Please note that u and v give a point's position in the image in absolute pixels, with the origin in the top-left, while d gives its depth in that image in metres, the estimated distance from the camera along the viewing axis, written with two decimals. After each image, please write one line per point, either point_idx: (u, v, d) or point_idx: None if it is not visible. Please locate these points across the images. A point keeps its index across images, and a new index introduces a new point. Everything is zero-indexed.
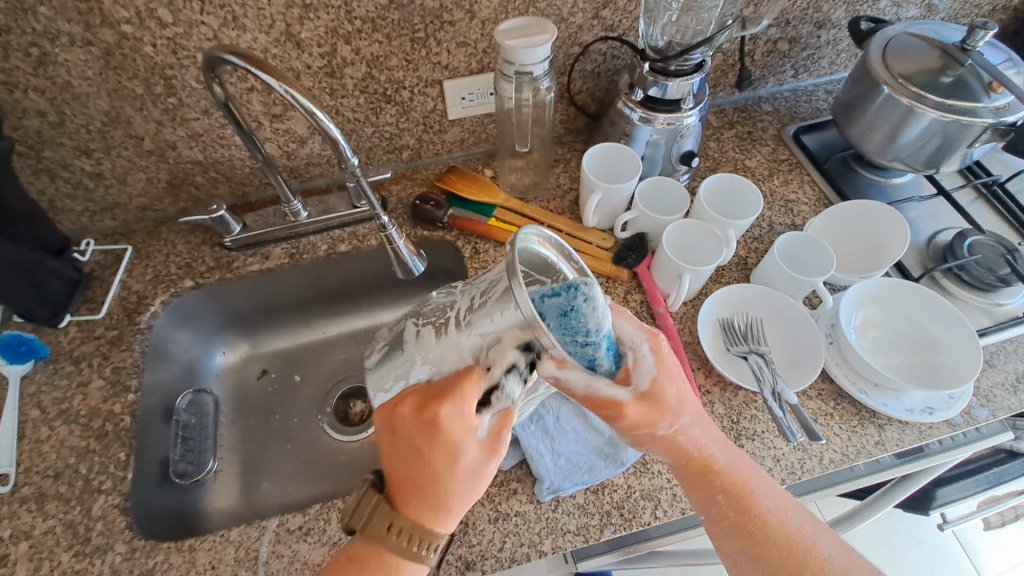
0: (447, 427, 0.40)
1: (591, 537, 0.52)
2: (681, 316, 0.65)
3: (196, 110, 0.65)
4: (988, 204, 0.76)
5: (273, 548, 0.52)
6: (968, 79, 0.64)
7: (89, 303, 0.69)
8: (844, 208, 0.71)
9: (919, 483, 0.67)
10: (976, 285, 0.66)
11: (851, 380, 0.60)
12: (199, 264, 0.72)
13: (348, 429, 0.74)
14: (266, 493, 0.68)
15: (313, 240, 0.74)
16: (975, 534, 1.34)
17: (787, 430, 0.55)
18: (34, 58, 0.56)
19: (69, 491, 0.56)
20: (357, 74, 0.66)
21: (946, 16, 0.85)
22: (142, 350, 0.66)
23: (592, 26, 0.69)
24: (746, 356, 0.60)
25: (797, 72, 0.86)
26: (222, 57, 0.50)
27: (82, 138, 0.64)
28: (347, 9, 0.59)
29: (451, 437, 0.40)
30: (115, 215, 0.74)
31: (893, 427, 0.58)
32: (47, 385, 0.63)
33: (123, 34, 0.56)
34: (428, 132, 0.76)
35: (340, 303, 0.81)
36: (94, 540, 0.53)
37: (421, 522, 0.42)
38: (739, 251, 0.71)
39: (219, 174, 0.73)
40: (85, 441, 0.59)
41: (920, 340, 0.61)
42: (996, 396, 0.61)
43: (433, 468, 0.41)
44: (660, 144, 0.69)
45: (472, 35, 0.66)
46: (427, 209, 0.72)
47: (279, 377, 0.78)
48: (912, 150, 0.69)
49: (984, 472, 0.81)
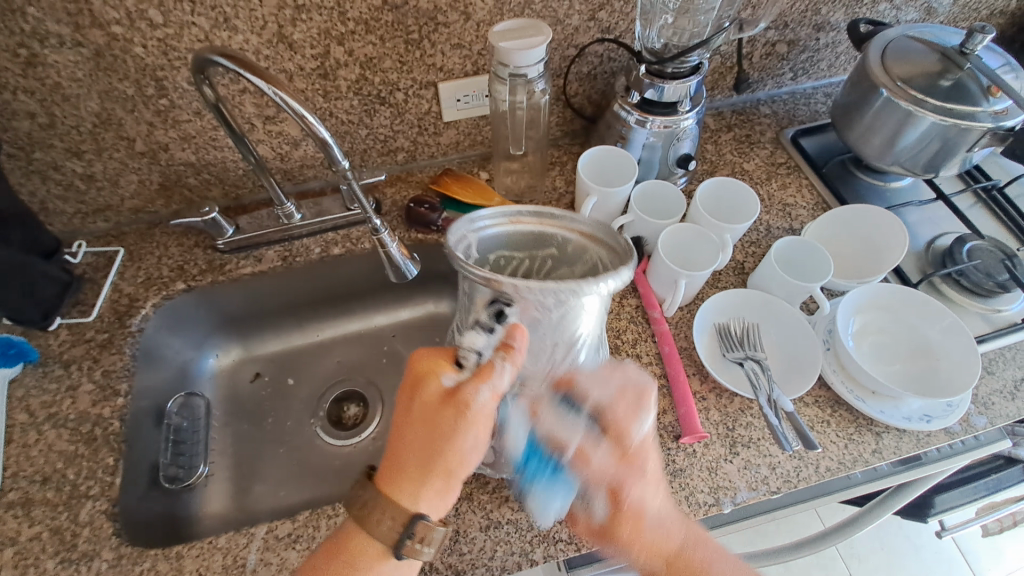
0: (418, 380, 0.45)
1: (583, 546, 0.52)
2: (677, 321, 0.65)
3: (188, 112, 0.64)
4: (988, 209, 0.75)
5: (261, 556, 0.52)
6: (967, 83, 0.63)
7: (80, 306, 0.68)
8: (842, 213, 0.70)
9: (918, 491, 0.66)
10: (975, 291, 0.66)
11: (848, 387, 0.59)
12: (191, 267, 0.72)
13: (340, 434, 0.73)
14: (258, 497, 0.68)
15: (306, 242, 0.74)
16: (973, 539, 1.33)
17: (782, 437, 0.55)
18: (22, 59, 0.56)
19: (57, 496, 0.55)
20: (350, 75, 0.65)
21: (945, 19, 0.85)
22: (133, 353, 0.65)
23: (588, 28, 0.68)
24: (743, 362, 0.59)
25: (796, 75, 0.85)
26: (211, 59, 0.49)
27: (73, 139, 0.64)
28: (340, 10, 0.59)
29: (419, 388, 0.45)
30: (107, 217, 0.74)
31: (890, 435, 0.57)
32: (36, 388, 0.62)
33: (113, 35, 0.56)
34: (423, 134, 0.75)
35: (334, 306, 0.81)
36: (81, 546, 0.52)
37: (385, 490, 0.43)
38: (736, 255, 0.70)
39: (212, 176, 0.73)
40: (73, 445, 0.58)
41: (919, 347, 0.60)
42: (994, 403, 0.60)
43: (404, 422, 0.45)
44: (657, 147, 0.69)
45: (467, 37, 0.65)
46: (420, 212, 0.71)
47: (272, 380, 0.77)
48: (911, 154, 0.68)
49: (983, 478, 0.80)
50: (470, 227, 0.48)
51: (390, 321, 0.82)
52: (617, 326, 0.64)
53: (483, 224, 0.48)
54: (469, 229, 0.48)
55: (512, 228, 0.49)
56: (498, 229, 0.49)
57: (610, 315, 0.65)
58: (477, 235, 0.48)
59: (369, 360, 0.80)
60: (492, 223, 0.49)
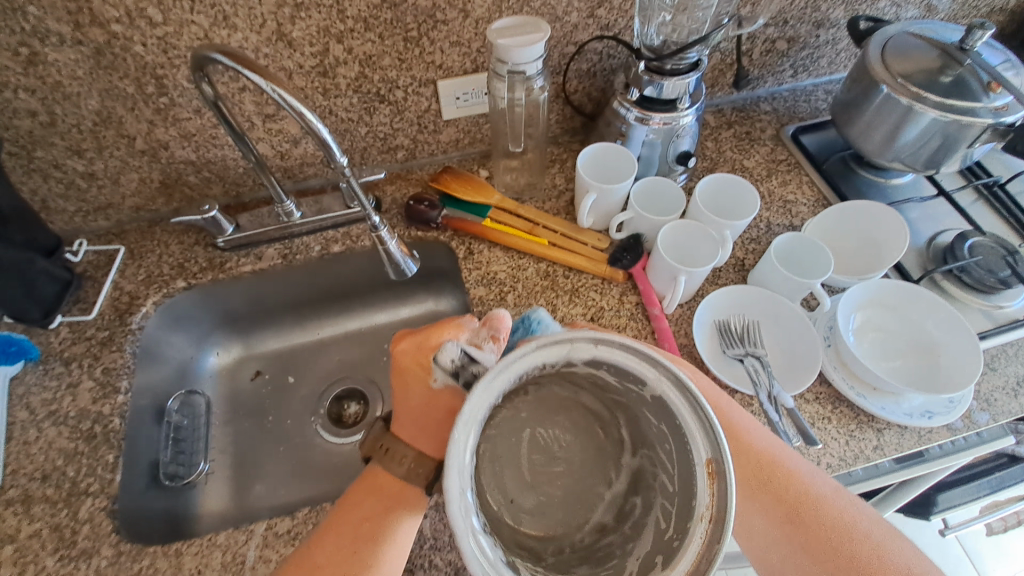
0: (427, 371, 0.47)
1: None
2: (677, 318, 0.64)
3: (188, 110, 0.64)
4: (989, 205, 0.75)
5: (260, 553, 0.52)
6: (967, 79, 0.63)
7: (80, 304, 0.68)
8: (842, 209, 0.70)
9: (922, 487, 0.65)
10: (977, 287, 0.65)
11: (848, 383, 0.59)
12: (191, 265, 0.71)
13: (341, 431, 0.73)
14: (259, 495, 0.68)
15: (306, 240, 0.74)
16: (978, 539, 1.32)
17: (782, 434, 0.54)
18: (23, 58, 0.56)
19: (56, 493, 0.55)
20: (350, 73, 0.65)
21: (945, 16, 0.84)
22: (133, 351, 0.65)
23: (587, 25, 0.68)
24: (743, 360, 0.59)
25: (796, 72, 0.85)
26: (210, 57, 0.49)
27: (74, 138, 0.64)
28: (339, 8, 0.59)
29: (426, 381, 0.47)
30: (108, 215, 0.74)
31: (892, 431, 0.57)
32: (38, 386, 0.62)
33: (113, 33, 0.56)
34: (422, 132, 0.75)
35: (335, 305, 0.81)
36: (80, 543, 0.52)
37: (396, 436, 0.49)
38: (737, 252, 0.70)
39: (212, 175, 0.73)
40: (73, 443, 0.58)
41: (922, 344, 0.60)
42: (996, 400, 0.60)
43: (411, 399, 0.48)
44: (656, 144, 0.68)
45: (466, 35, 0.65)
46: (420, 210, 0.71)
47: (272, 378, 0.77)
48: (912, 149, 0.68)
49: (986, 477, 0.79)
50: (671, 381, 0.35)
51: (390, 319, 0.82)
52: (617, 323, 0.64)
53: (658, 371, 0.36)
54: (661, 368, 0.36)
55: (693, 448, 0.34)
56: (688, 428, 0.34)
57: (610, 312, 0.64)
58: (658, 386, 0.35)
59: (368, 359, 0.80)
60: (696, 416, 0.34)
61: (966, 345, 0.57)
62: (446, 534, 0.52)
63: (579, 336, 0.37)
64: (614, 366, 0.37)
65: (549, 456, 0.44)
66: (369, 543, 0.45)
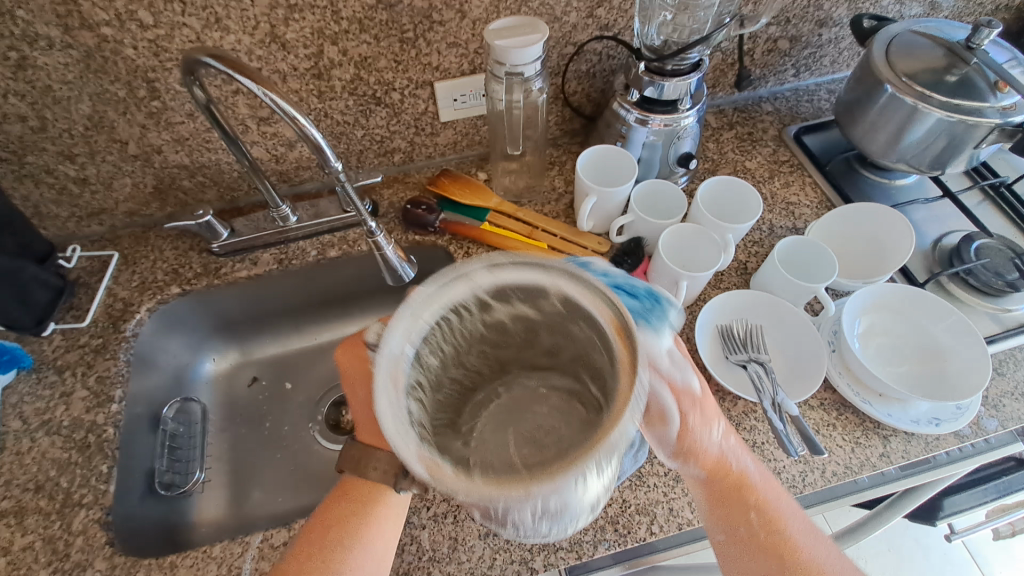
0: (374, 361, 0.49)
1: (583, 554, 0.50)
2: (679, 323, 0.64)
3: (181, 114, 0.63)
4: (995, 206, 0.74)
5: (257, 565, 0.51)
6: (973, 78, 0.61)
7: (74, 311, 0.67)
8: (846, 211, 0.69)
9: (929, 493, 0.64)
10: (985, 290, 0.64)
11: (854, 389, 0.58)
12: (186, 270, 0.70)
13: (337, 438, 0.72)
14: (256, 504, 0.67)
15: (303, 245, 0.73)
16: (983, 543, 1.31)
17: (787, 443, 0.53)
18: (12, 62, 0.55)
19: (49, 505, 0.54)
20: (345, 75, 0.64)
21: (950, 14, 0.83)
22: (127, 359, 0.65)
23: (587, 25, 0.67)
24: (746, 366, 0.58)
25: (799, 71, 0.84)
26: (201, 60, 0.48)
27: (65, 143, 0.63)
28: (333, 10, 0.58)
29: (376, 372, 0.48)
30: (102, 220, 0.73)
31: (898, 438, 0.56)
32: (31, 395, 0.61)
33: (103, 36, 0.55)
34: (420, 134, 0.74)
35: (332, 310, 0.80)
36: (74, 556, 0.52)
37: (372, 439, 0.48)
38: (739, 255, 0.69)
39: (207, 179, 0.72)
40: (67, 452, 0.57)
41: (927, 349, 0.59)
42: (1005, 406, 0.59)
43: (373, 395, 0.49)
44: (657, 146, 0.67)
45: (463, 36, 0.64)
46: (418, 214, 0.70)
47: (269, 385, 0.77)
48: (917, 150, 0.67)
49: (993, 481, 0.78)
50: (564, 276, 0.38)
51: None
52: None
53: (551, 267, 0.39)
54: (550, 268, 0.38)
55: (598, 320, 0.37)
56: (587, 305, 0.38)
57: None
58: (553, 283, 0.38)
59: None
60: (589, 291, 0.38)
61: (975, 348, 0.56)
62: (445, 545, 0.51)
63: (476, 265, 0.39)
64: (517, 286, 0.39)
65: (538, 447, 0.45)
66: (340, 544, 0.45)
